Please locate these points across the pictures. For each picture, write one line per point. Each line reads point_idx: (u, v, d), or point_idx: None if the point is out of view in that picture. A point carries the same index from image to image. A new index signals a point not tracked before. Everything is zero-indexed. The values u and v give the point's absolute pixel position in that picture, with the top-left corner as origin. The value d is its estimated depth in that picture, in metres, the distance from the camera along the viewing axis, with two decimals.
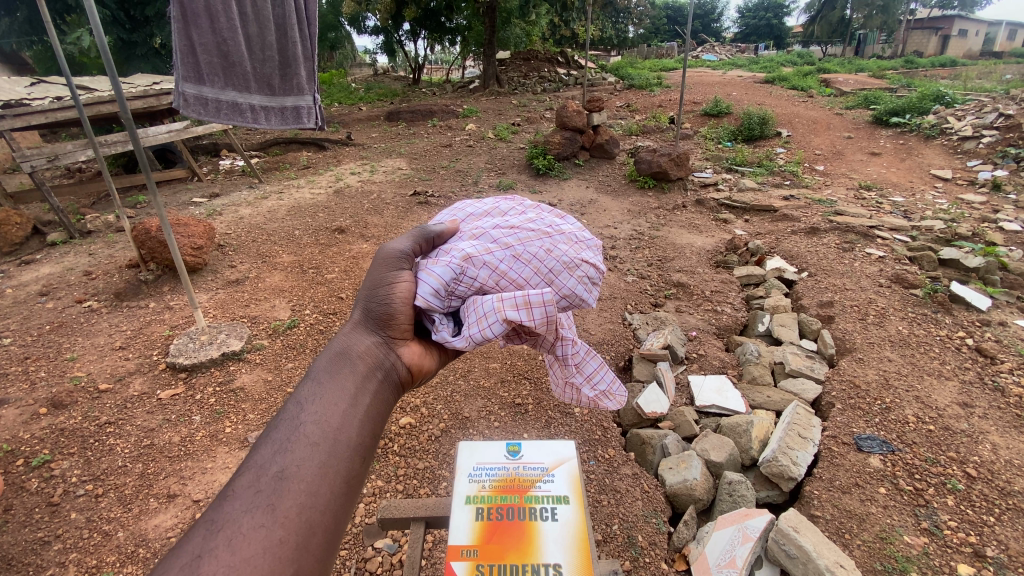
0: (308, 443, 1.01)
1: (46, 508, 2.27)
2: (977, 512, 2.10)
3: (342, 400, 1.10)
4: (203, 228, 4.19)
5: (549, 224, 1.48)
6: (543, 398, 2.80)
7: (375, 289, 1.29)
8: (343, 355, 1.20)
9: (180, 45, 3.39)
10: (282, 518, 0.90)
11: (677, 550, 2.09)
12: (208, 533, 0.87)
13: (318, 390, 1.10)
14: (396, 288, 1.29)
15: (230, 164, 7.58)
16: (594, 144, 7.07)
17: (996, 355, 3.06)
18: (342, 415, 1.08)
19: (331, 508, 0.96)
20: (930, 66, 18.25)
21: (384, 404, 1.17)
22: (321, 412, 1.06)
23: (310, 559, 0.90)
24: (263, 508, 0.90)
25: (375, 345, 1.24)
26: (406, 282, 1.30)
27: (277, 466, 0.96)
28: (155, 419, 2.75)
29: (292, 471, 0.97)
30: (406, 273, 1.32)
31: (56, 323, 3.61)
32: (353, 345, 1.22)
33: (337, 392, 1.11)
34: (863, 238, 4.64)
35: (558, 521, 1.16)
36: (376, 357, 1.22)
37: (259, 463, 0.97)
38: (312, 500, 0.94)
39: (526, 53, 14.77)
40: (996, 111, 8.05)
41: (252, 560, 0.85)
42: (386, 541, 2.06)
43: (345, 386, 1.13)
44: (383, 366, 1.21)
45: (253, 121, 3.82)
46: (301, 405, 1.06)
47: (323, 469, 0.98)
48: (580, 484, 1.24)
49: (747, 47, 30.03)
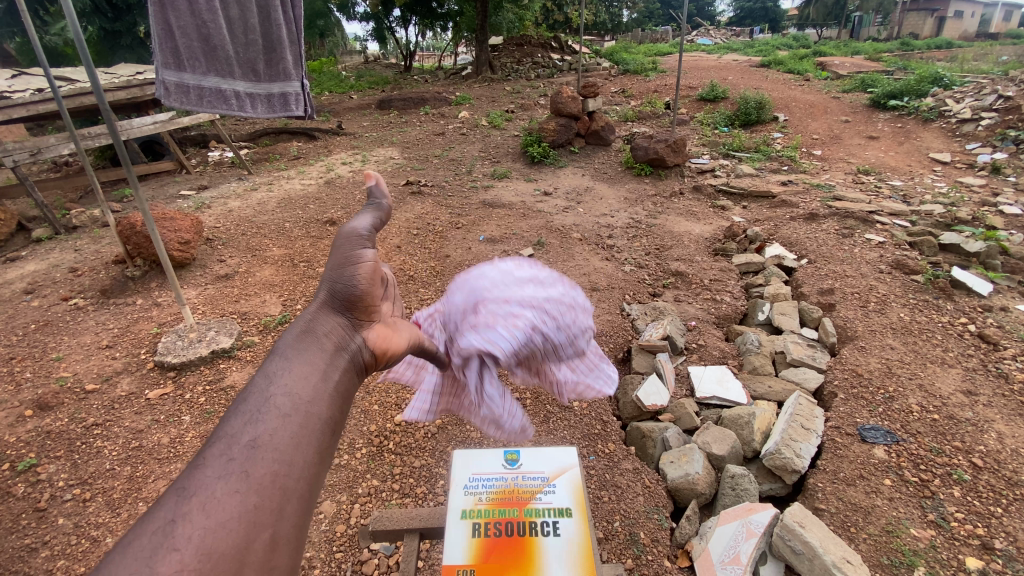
0: (280, 411, 0.82)
1: (31, 514, 2.21)
2: (985, 503, 2.06)
3: (316, 368, 0.92)
4: (191, 222, 4.07)
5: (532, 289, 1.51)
6: (541, 393, 2.73)
7: (340, 269, 1.12)
8: (309, 330, 1.01)
9: (157, 28, 3.19)
10: (257, 481, 0.73)
11: (681, 545, 2.05)
12: (172, 502, 0.69)
13: (286, 360, 0.91)
14: (362, 268, 1.13)
15: (219, 155, 7.42)
16: (589, 130, 6.95)
17: (999, 341, 3.02)
18: (318, 382, 0.90)
19: (309, 476, 0.79)
20: (925, 48, 18.12)
21: (355, 381, 1.01)
22: (294, 378, 0.88)
23: (288, 530, 0.73)
24: (236, 474, 0.73)
25: (342, 324, 1.06)
26: (371, 264, 1.16)
27: (248, 431, 0.78)
28: (144, 420, 2.68)
29: (266, 438, 0.78)
30: (372, 256, 1.17)
31: (40, 321, 3.52)
32: (318, 322, 1.04)
33: (309, 361, 0.93)
34: (863, 224, 4.58)
35: (560, 536, 1.10)
36: (342, 336, 1.04)
37: (224, 431, 0.78)
38: (289, 466, 0.77)
39: (519, 38, 14.45)
40: (994, 93, 7.94)
41: (226, 527, 0.68)
42: (382, 543, 2.01)
43: (317, 357, 0.94)
44: (350, 347, 1.03)
45: (238, 109, 3.55)
46: (271, 374, 0.87)
47: (298, 438, 0.80)
48: (582, 494, 1.18)
49: (743, 30, 29.72)
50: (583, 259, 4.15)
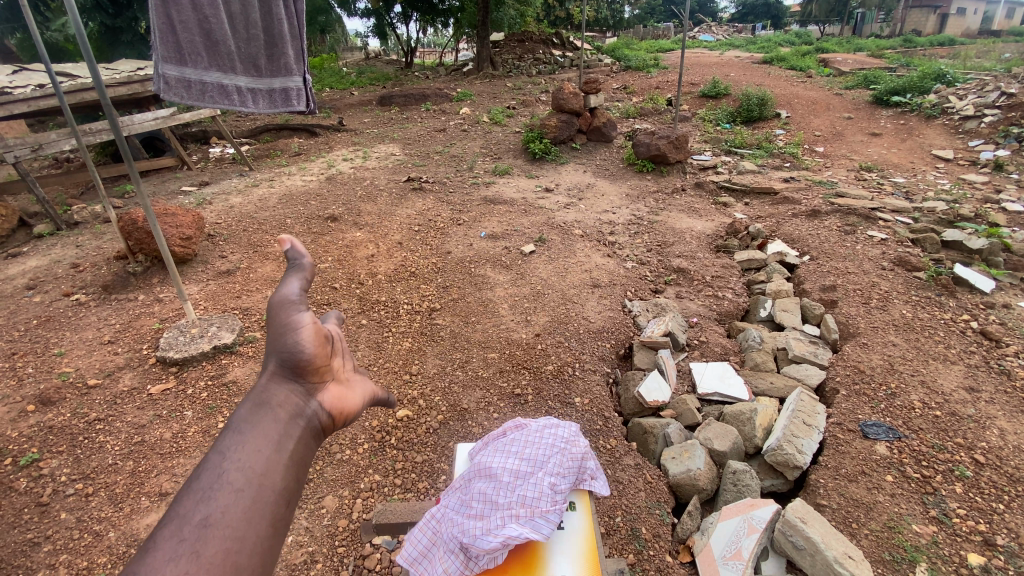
0: (231, 490, 0.87)
1: (34, 508, 2.22)
2: (987, 499, 2.06)
3: (269, 440, 0.96)
4: (192, 218, 4.06)
5: (519, 445, 1.65)
6: (543, 388, 2.73)
7: (281, 336, 1.13)
8: (261, 400, 1.04)
9: (158, 22, 3.17)
10: (206, 566, 0.77)
11: (682, 541, 2.06)
12: None
13: (239, 434, 0.95)
14: (301, 332, 1.14)
15: (220, 151, 7.42)
16: (590, 127, 6.93)
17: (1001, 338, 3.01)
18: (271, 455, 0.94)
19: (260, 552, 0.84)
20: (928, 45, 18.02)
21: (312, 446, 1.04)
22: (246, 454, 0.92)
23: None
24: (185, 556, 0.77)
25: (296, 388, 1.09)
26: (308, 326, 1.16)
27: (200, 513, 0.82)
28: (146, 415, 2.68)
29: (218, 517, 0.83)
30: (308, 316, 1.19)
31: (43, 317, 3.52)
32: (271, 390, 1.06)
33: (262, 432, 0.97)
34: (865, 220, 4.56)
35: (566, 537, 1.49)
36: (297, 402, 1.06)
37: (175, 512, 0.82)
38: (239, 544, 0.82)
39: (521, 34, 14.39)
40: (998, 89, 7.90)
41: None
42: (384, 537, 2.02)
43: (270, 429, 0.98)
44: (305, 412, 1.06)
45: (240, 105, 3.53)
46: (222, 451, 0.91)
47: (249, 515, 0.85)
48: (586, 500, 1.61)
49: (745, 27, 29.60)
50: (584, 255, 4.14)
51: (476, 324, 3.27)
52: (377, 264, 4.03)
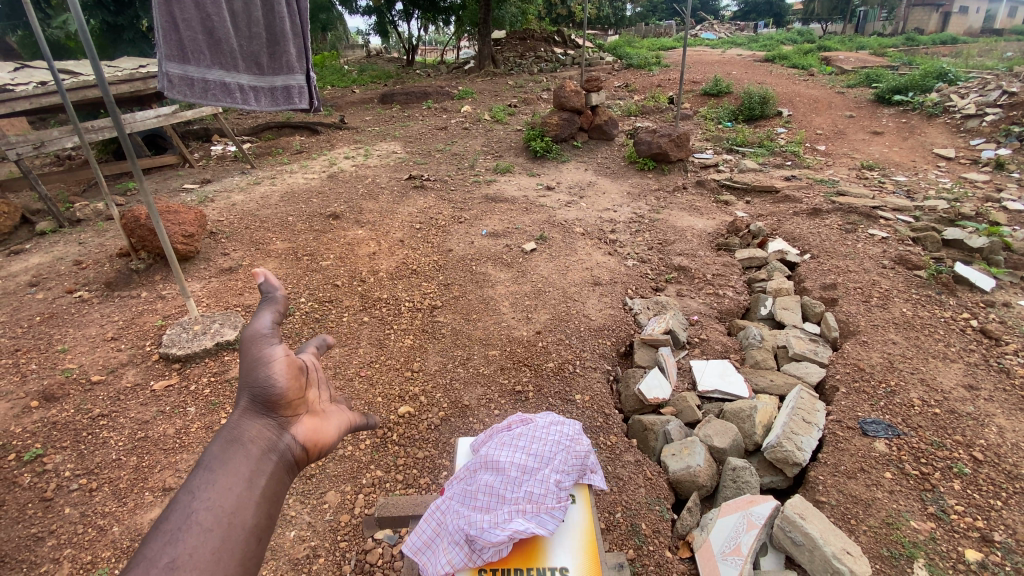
0: (200, 531, 0.88)
1: (39, 503, 2.23)
2: (985, 496, 2.08)
3: (239, 480, 0.98)
4: (194, 215, 4.08)
5: (526, 440, 1.66)
6: (543, 386, 2.74)
7: (253, 371, 1.15)
8: (233, 438, 1.06)
9: (161, 20, 3.16)
10: None
11: (682, 537, 2.07)
12: None
13: (210, 474, 0.96)
14: (274, 365, 1.16)
15: (222, 149, 7.43)
16: (592, 125, 6.93)
17: (1002, 336, 3.02)
18: (240, 495, 0.96)
19: None
20: (930, 44, 17.99)
21: (284, 483, 1.06)
22: (216, 495, 0.94)
23: None
24: None
25: (269, 425, 1.11)
26: (281, 359, 1.18)
27: (168, 555, 0.83)
28: (149, 411, 2.70)
29: (185, 559, 0.84)
30: (281, 350, 1.20)
31: (45, 314, 3.54)
32: (243, 427, 1.08)
33: (232, 473, 0.99)
34: (866, 219, 4.56)
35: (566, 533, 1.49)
36: (269, 438, 1.08)
37: (143, 554, 0.82)
38: None
39: (522, 32, 14.38)
40: (1000, 88, 7.88)
41: None
42: (386, 532, 2.03)
43: (240, 468, 1.00)
44: (277, 447, 1.08)
45: (242, 102, 3.55)
46: (193, 490, 0.92)
47: (216, 555, 0.87)
48: (586, 495, 1.61)
49: (746, 26, 29.55)
50: (585, 253, 4.15)
51: (478, 322, 3.28)
52: (378, 261, 4.04)
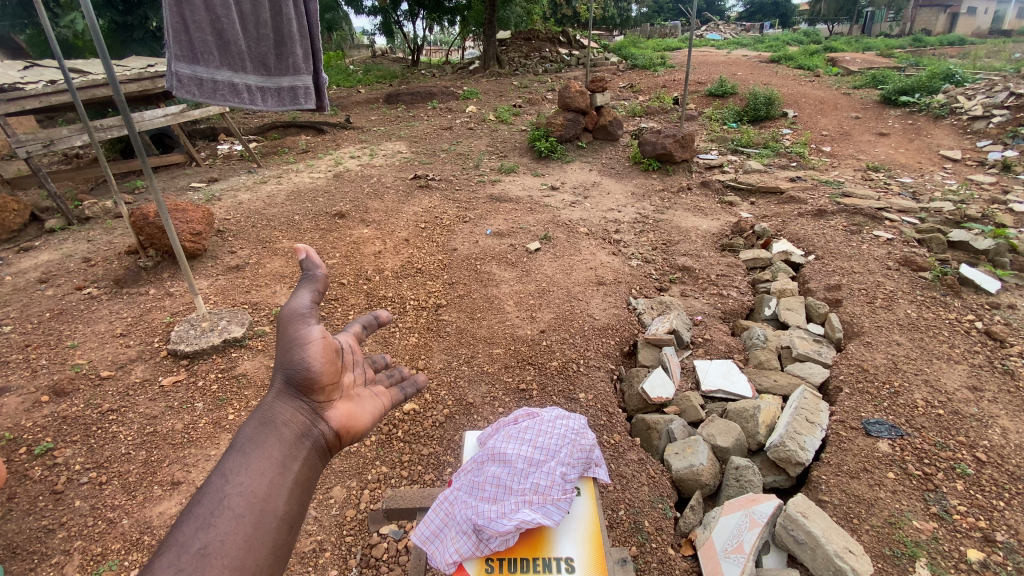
0: (231, 516, 0.91)
1: (49, 496, 2.27)
2: (987, 496, 2.08)
3: (270, 469, 1.02)
4: (202, 214, 4.11)
5: (533, 433, 1.68)
6: (547, 384, 2.76)
7: (290, 352, 1.20)
8: (266, 424, 1.11)
9: (171, 22, 3.21)
10: None
11: (684, 535, 2.08)
12: None
13: (243, 461, 1.01)
14: (311, 347, 1.21)
15: (228, 148, 7.47)
16: (596, 125, 6.94)
17: (1006, 338, 3.01)
18: (271, 483, 0.99)
19: None
20: (937, 45, 17.90)
21: (315, 470, 1.10)
22: (247, 481, 0.97)
23: None
24: None
25: (302, 409, 1.16)
26: (318, 340, 1.23)
27: (198, 541, 0.86)
28: (157, 406, 2.73)
29: (217, 545, 0.87)
30: (318, 330, 1.24)
31: (55, 310, 3.58)
32: (278, 412, 1.13)
33: (264, 460, 1.03)
34: (872, 220, 4.55)
35: (571, 524, 1.51)
36: (303, 423, 1.14)
37: (176, 539, 0.86)
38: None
39: (527, 33, 14.42)
40: (1007, 89, 7.86)
41: None
42: (392, 527, 2.07)
43: (272, 455, 1.04)
44: (310, 433, 1.13)
45: (249, 102, 3.58)
46: (226, 475, 0.96)
47: (247, 542, 0.90)
48: (593, 492, 1.61)
49: (752, 26, 29.38)
50: (589, 253, 4.17)
51: (482, 321, 3.30)
52: (383, 260, 4.07)
